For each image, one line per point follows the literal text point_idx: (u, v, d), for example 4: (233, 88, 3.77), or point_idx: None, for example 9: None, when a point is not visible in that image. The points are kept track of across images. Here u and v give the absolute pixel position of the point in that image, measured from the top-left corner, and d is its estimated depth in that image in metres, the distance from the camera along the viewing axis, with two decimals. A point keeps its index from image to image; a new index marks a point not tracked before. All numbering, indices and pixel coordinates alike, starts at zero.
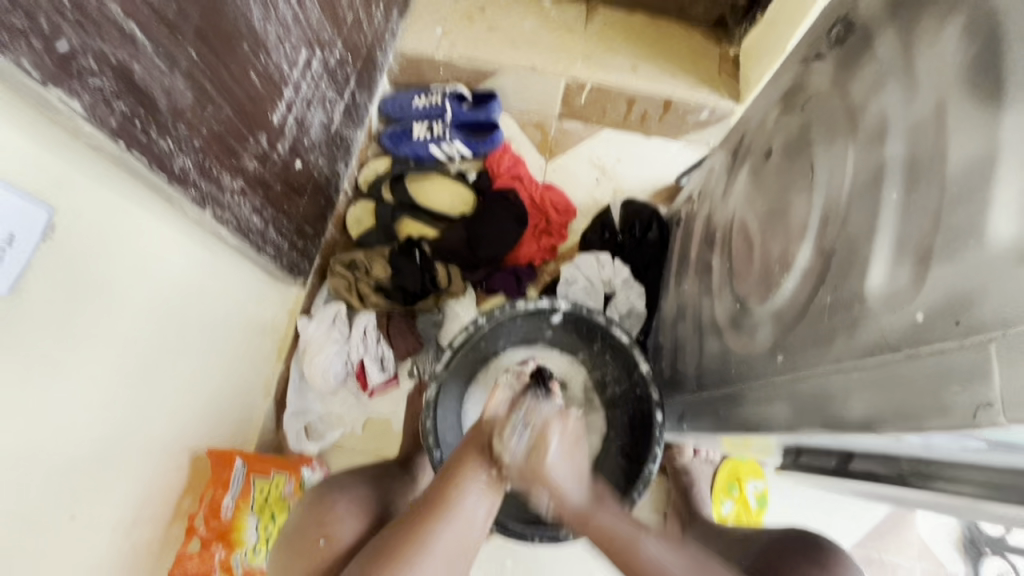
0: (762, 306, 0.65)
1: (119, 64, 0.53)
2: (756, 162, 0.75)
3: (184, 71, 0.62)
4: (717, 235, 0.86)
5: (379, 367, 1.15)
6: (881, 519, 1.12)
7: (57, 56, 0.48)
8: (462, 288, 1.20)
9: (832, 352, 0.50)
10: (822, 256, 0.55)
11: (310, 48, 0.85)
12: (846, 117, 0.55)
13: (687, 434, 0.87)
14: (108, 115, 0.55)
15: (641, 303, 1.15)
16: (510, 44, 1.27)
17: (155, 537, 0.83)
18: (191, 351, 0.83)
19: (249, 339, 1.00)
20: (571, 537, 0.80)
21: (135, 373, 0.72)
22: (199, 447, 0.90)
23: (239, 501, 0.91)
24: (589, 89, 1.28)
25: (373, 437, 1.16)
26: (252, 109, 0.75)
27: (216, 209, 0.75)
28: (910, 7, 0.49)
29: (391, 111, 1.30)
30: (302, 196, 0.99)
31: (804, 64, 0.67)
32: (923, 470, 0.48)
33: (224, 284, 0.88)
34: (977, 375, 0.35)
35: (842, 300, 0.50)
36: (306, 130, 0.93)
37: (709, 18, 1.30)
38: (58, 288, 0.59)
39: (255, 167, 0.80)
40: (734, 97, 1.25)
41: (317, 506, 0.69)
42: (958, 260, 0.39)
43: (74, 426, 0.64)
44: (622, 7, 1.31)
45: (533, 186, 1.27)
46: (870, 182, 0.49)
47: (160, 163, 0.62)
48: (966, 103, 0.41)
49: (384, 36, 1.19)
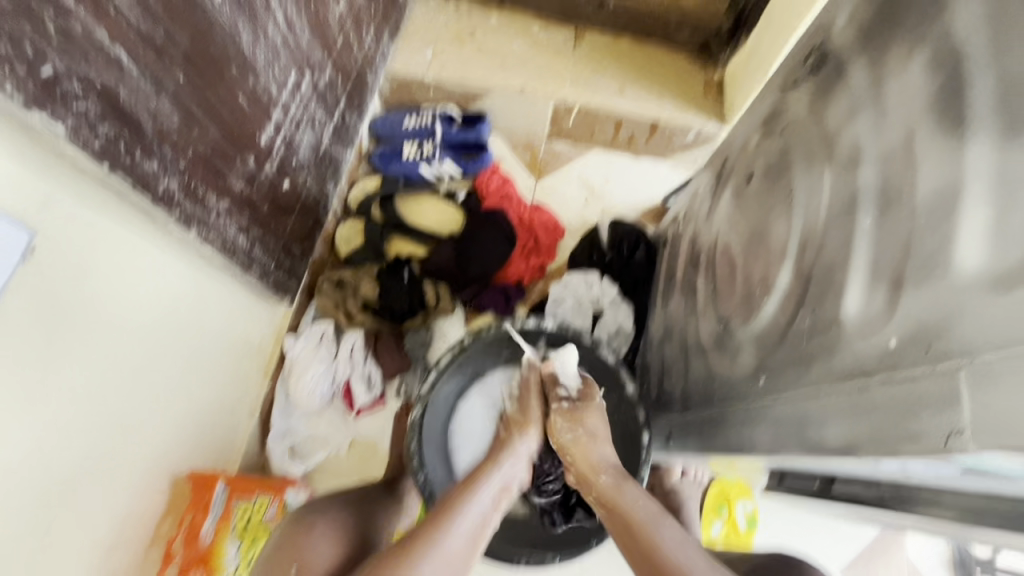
0: (744, 328, 0.66)
1: (104, 88, 0.54)
2: (739, 184, 0.77)
3: (170, 94, 0.62)
4: (702, 255, 0.87)
5: (365, 386, 1.13)
6: (870, 540, 1.12)
7: (41, 81, 0.48)
8: (452, 305, 1.20)
9: (811, 376, 0.50)
10: (801, 279, 0.56)
11: (299, 71, 0.87)
12: (822, 144, 0.57)
13: (672, 454, 0.87)
14: (92, 138, 0.55)
15: (629, 322, 1.15)
16: (501, 67, 1.32)
17: (132, 563, 0.81)
18: (173, 372, 0.82)
19: (234, 358, 0.99)
20: (555, 560, 0.83)
21: (114, 395, 0.71)
22: (180, 469, 0.88)
23: (219, 525, 0.90)
24: (577, 111, 1.32)
25: (360, 458, 1.14)
26: (240, 131, 0.76)
27: (201, 229, 0.75)
28: (878, 40, 0.51)
29: (382, 131, 1.31)
30: (290, 216, 1.00)
31: (783, 91, 0.68)
32: (902, 494, 0.48)
33: (209, 303, 0.87)
34: (946, 402, 0.35)
35: (819, 324, 0.51)
36: (295, 150, 0.94)
37: (694, 42, 1.33)
38: (37, 310, 0.58)
39: (242, 188, 0.81)
40: (718, 120, 1.30)
41: (294, 532, 0.68)
42: (928, 288, 0.40)
43: (49, 450, 0.63)
44: (610, 31, 1.34)
45: (522, 206, 1.28)
46: (844, 208, 0.50)
47: (144, 185, 0.62)
48: (932, 133, 0.42)
49: (375, 57, 1.21)
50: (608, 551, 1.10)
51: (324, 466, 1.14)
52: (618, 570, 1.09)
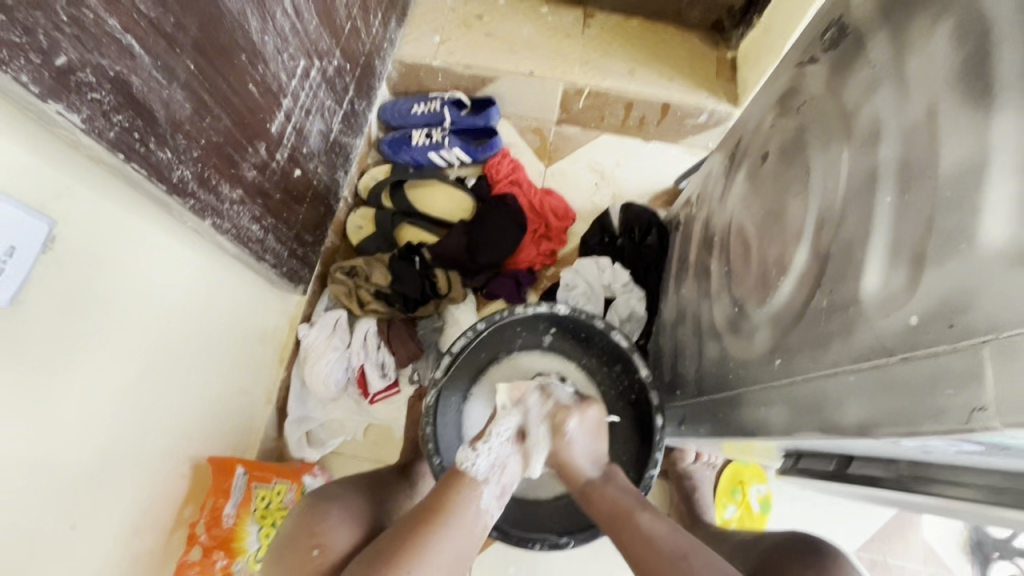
0: (759, 310, 0.65)
1: (117, 77, 0.54)
2: (753, 165, 0.75)
3: (182, 82, 0.62)
4: (715, 238, 0.86)
5: (379, 373, 1.14)
6: (886, 523, 1.12)
7: (56, 70, 0.48)
8: (463, 292, 1.20)
9: (828, 356, 0.50)
10: (817, 259, 0.55)
11: (308, 58, 0.86)
12: (840, 120, 0.55)
13: (686, 438, 0.87)
14: (107, 128, 0.55)
15: (641, 306, 1.15)
16: (508, 50, 1.28)
17: (158, 546, 0.83)
18: (191, 360, 0.84)
19: (251, 346, 1.00)
20: (571, 544, 0.80)
21: (136, 382, 0.73)
22: (201, 455, 0.90)
23: (240, 510, 0.90)
24: (587, 94, 1.28)
25: (375, 443, 1.16)
26: (251, 119, 0.76)
27: (216, 218, 0.75)
28: (900, 11, 0.49)
29: (391, 118, 1.31)
30: (302, 205, 1.00)
31: (799, 68, 0.67)
32: (922, 474, 0.48)
33: (225, 290, 0.88)
34: (971, 379, 0.35)
35: (838, 303, 0.50)
36: (305, 138, 0.94)
37: (706, 22, 1.31)
38: (58, 300, 0.59)
39: (254, 177, 0.81)
40: (733, 101, 1.25)
41: (309, 516, 0.68)
42: (950, 264, 0.39)
43: (74, 436, 0.65)
44: (619, 12, 1.32)
45: (532, 192, 1.28)
46: (864, 185, 0.50)
47: (159, 174, 0.63)
48: (956, 105, 0.41)
49: (383, 43, 1.20)
50: None
51: (339, 451, 1.16)
52: None
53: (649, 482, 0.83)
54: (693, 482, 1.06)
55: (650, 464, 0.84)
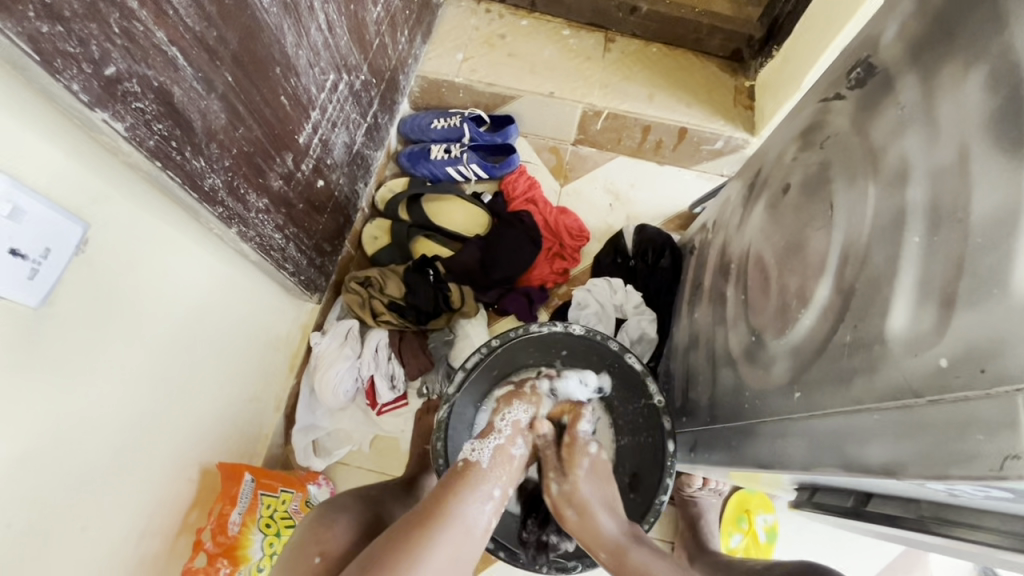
0: (778, 341, 0.65)
1: (161, 87, 0.55)
2: (774, 196, 0.76)
3: (220, 94, 0.64)
4: (731, 266, 0.86)
5: (389, 384, 1.14)
6: (892, 560, 1.10)
7: (104, 80, 0.50)
8: (475, 308, 1.19)
9: (851, 392, 0.50)
10: (840, 294, 0.55)
11: (337, 73, 0.88)
12: (866, 158, 0.56)
13: (697, 464, 0.86)
14: (148, 136, 0.56)
15: (653, 329, 1.15)
16: (530, 70, 1.30)
17: (162, 551, 0.82)
18: (207, 364, 0.84)
19: (263, 352, 1.00)
20: (578, 568, 0.79)
21: (154, 386, 0.73)
22: (209, 461, 0.90)
23: (246, 517, 0.90)
24: (606, 116, 1.30)
25: (380, 454, 1.16)
26: (280, 130, 0.77)
27: (241, 226, 0.76)
28: (930, 56, 0.50)
29: (411, 132, 1.33)
30: (322, 214, 1.01)
31: (823, 103, 0.68)
32: (943, 516, 0.48)
33: (243, 297, 0.89)
34: (1003, 426, 0.35)
35: (862, 340, 0.50)
36: (330, 150, 0.95)
37: (725, 51, 1.33)
38: (85, 302, 0.60)
39: (280, 186, 0.82)
40: (749, 129, 1.26)
41: (316, 525, 0.68)
42: (983, 309, 0.39)
43: (91, 438, 0.65)
44: (640, 38, 1.34)
45: (548, 210, 1.29)
46: (891, 224, 0.50)
47: (192, 182, 0.64)
48: (989, 152, 0.41)
49: (407, 59, 1.22)
50: None
51: (345, 461, 1.15)
52: None
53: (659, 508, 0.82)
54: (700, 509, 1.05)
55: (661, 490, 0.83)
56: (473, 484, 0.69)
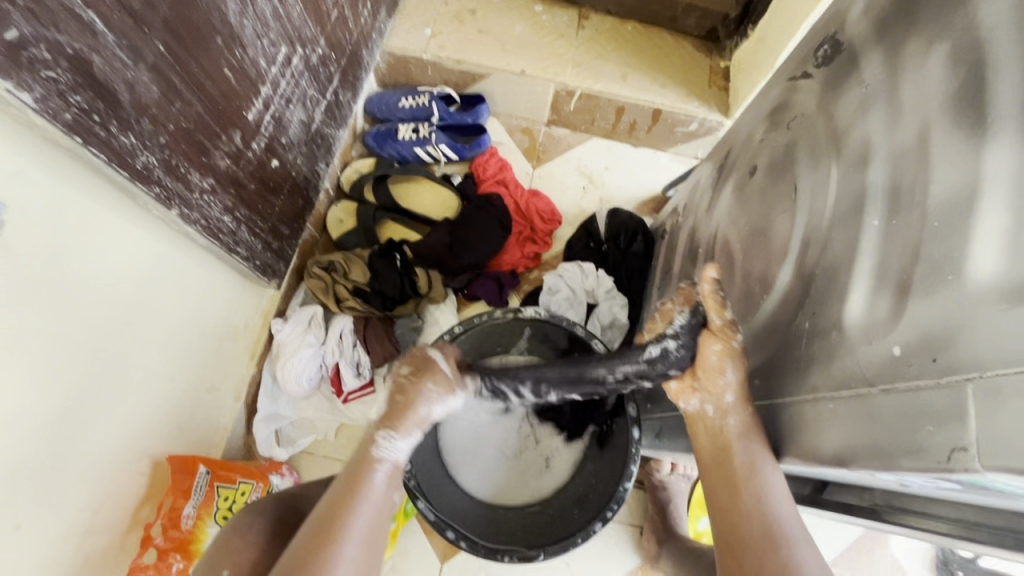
0: (741, 327, 0.64)
1: (76, 55, 0.51)
2: (741, 179, 0.74)
3: (149, 64, 0.59)
4: (700, 250, 0.85)
5: (355, 372, 1.10)
6: (854, 537, 1.12)
7: (5, 45, 0.45)
8: (443, 293, 1.16)
9: (809, 381, 0.49)
10: (802, 279, 0.54)
11: (290, 45, 0.83)
12: (830, 139, 0.54)
13: (664, 451, 0.85)
14: (62, 109, 0.52)
15: (624, 314, 1.13)
16: (501, 47, 1.26)
17: (110, 547, 0.79)
18: (153, 353, 0.80)
19: (218, 341, 0.96)
20: (542, 556, 0.75)
21: (89, 377, 0.69)
22: (160, 453, 0.86)
23: (201, 510, 0.87)
24: (578, 96, 1.26)
25: (346, 444, 1.13)
26: (225, 105, 0.73)
27: (184, 208, 0.71)
28: (896, 31, 0.48)
29: (377, 111, 1.28)
30: (279, 196, 0.96)
31: (791, 83, 0.66)
32: (896, 503, 0.47)
33: (191, 282, 0.84)
34: (952, 417, 0.34)
35: (820, 327, 0.49)
36: (284, 128, 0.90)
37: (700, 30, 1.30)
38: (5, 288, 0.56)
39: (227, 166, 0.77)
40: (723, 110, 1.24)
41: (232, 534, 0.64)
42: (937, 296, 0.38)
43: (21, 435, 0.61)
44: (614, 15, 1.31)
45: (518, 192, 1.26)
46: (852, 208, 0.48)
47: (120, 160, 0.59)
48: (949, 131, 0.40)
49: (371, 34, 1.17)
50: (595, 544, 1.08)
51: (311, 451, 1.13)
52: (603, 563, 1.08)
53: (623, 496, 0.77)
54: (669, 494, 1.04)
55: (624, 476, 0.78)
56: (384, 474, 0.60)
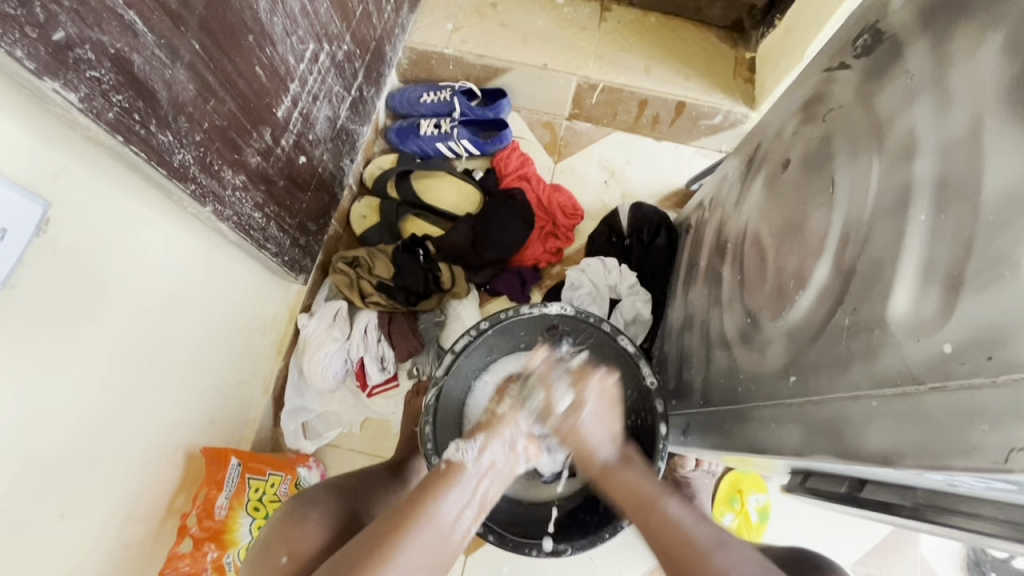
0: (774, 323, 0.63)
1: (118, 55, 0.52)
2: (772, 172, 0.73)
3: (186, 63, 0.60)
4: (728, 244, 0.84)
5: (379, 366, 1.12)
6: (883, 537, 1.10)
7: (53, 46, 0.46)
8: (466, 288, 1.17)
9: (848, 378, 0.48)
10: (841, 275, 0.53)
11: (317, 42, 0.84)
12: (871, 131, 0.53)
13: (689, 447, 0.84)
14: (106, 108, 0.53)
15: (647, 309, 1.12)
16: (523, 41, 1.25)
17: (147, 535, 0.81)
18: (187, 347, 0.82)
19: (248, 336, 0.98)
20: (569, 551, 0.76)
21: (129, 370, 0.71)
22: (194, 445, 0.88)
23: (233, 501, 0.89)
24: (601, 90, 1.25)
25: (371, 437, 1.15)
26: (256, 103, 0.74)
27: (217, 205, 0.73)
28: (943, 20, 0.47)
29: (399, 106, 1.29)
30: (306, 192, 0.97)
31: (827, 73, 0.64)
32: (940, 504, 0.46)
33: (223, 278, 0.86)
34: (1009, 417, 0.34)
35: (861, 324, 0.48)
36: (312, 124, 0.91)
37: (726, 20, 1.27)
38: (52, 284, 0.57)
39: (258, 163, 0.78)
40: (749, 102, 1.22)
41: (287, 519, 0.65)
42: (992, 294, 0.37)
43: (64, 427, 0.63)
44: (637, 6, 1.29)
45: (540, 187, 1.25)
46: (896, 202, 0.47)
47: (159, 158, 0.60)
48: (1003, 123, 0.39)
49: (394, 29, 1.17)
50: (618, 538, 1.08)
51: (336, 444, 1.14)
52: (626, 559, 1.08)
53: None
54: (693, 490, 1.04)
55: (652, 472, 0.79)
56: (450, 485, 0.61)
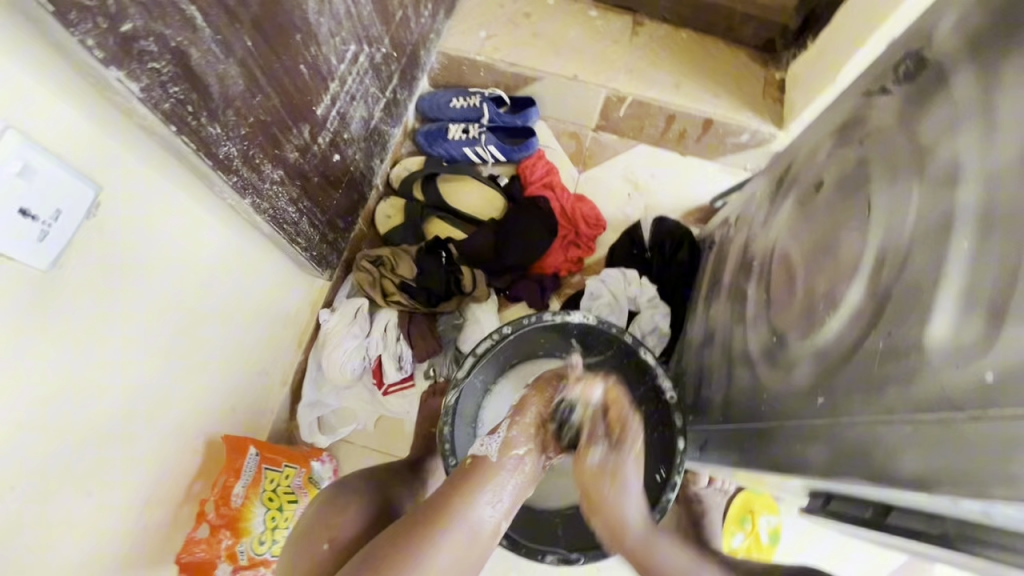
0: (802, 343, 0.63)
1: (177, 48, 0.53)
2: (804, 194, 0.73)
3: (238, 59, 0.61)
4: (754, 262, 0.84)
5: (396, 365, 1.12)
6: (895, 568, 1.09)
7: (120, 37, 0.48)
8: (487, 292, 1.17)
9: (882, 402, 0.48)
10: (875, 298, 0.53)
11: (358, 43, 0.85)
12: (911, 157, 0.53)
13: (705, 463, 0.85)
14: (163, 99, 0.54)
15: (666, 323, 1.12)
16: (554, 52, 1.26)
17: (166, 519, 0.82)
18: (217, 336, 0.84)
19: (273, 327, 1.00)
20: (582, 560, 0.76)
21: (161, 355, 0.73)
22: (216, 432, 0.90)
23: (249, 491, 0.90)
24: (630, 103, 1.26)
25: (384, 434, 1.15)
26: (298, 100, 0.75)
27: (256, 198, 0.74)
28: (991, 50, 0.47)
29: (428, 110, 1.30)
30: (337, 190, 0.99)
31: (866, 97, 0.64)
32: (970, 534, 0.45)
33: (255, 270, 0.88)
34: None
35: (897, 348, 0.48)
36: (347, 124, 0.93)
37: (757, 40, 1.28)
38: (97, 267, 0.59)
39: (295, 159, 0.80)
40: (777, 122, 1.22)
41: (330, 508, 0.66)
42: None
43: (97, 407, 0.65)
44: (669, 22, 1.30)
45: (564, 196, 1.26)
46: (936, 229, 0.48)
47: (206, 149, 0.62)
48: None
49: (429, 34, 1.19)
50: None
51: (350, 440, 1.15)
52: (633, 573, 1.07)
53: (665, 506, 0.79)
54: (704, 507, 1.03)
55: (667, 488, 0.80)
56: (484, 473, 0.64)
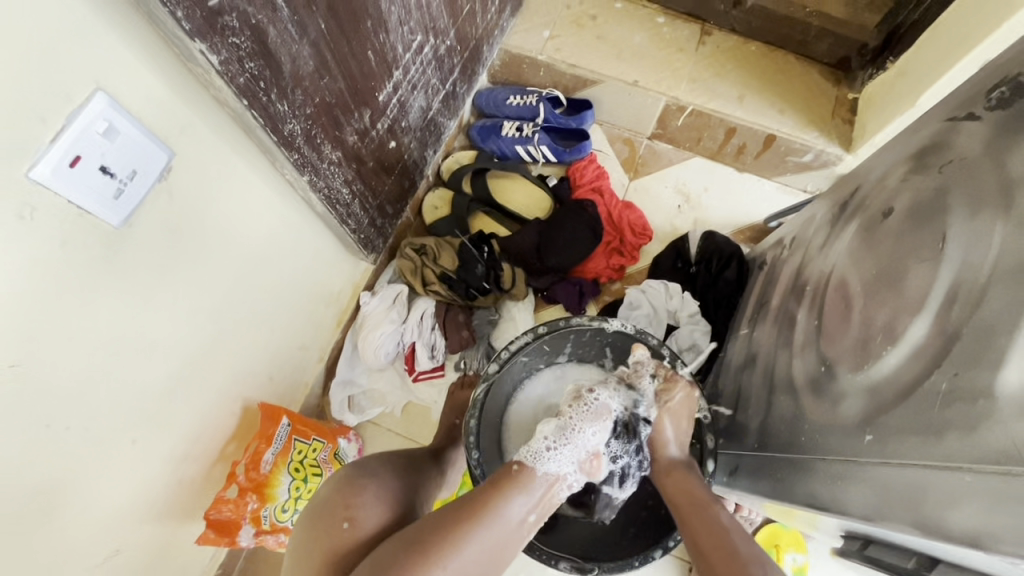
0: (852, 376, 0.60)
1: (257, 25, 0.55)
2: (869, 220, 0.69)
3: (311, 40, 0.63)
4: (807, 287, 0.80)
5: (429, 353, 1.14)
6: None
7: (207, 10, 0.50)
8: (524, 292, 1.18)
9: (940, 448, 0.46)
10: (941, 337, 0.49)
11: (424, 34, 0.87)
12: (996, 189, 0.50)
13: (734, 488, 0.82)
14: (239, 73, 0.57)
15: (705, 341, 1.09)
16: (616, 55, 1.25)
17: (199, 475, 0.86)
18: (264, 306, 0.87)
19: (315, 304, 1.02)
20: (596, 572, 0.74)
21: (213, 318, 0.76)
22: (252, 399, 0.93)
23: (278, 458, 0.92)
24: (689, 113, 1.23)
25: (409, 420, 1.17)
26: (362, 85, 0.77)
27: (313, 175, 0.76)
28: None
29: (485, 106, 1.31)
30: (390, 176, 1.01)
31: (950, 122, 0.60)
32: None
33: (304, 247, 0.91)
34: None
35: (962, 392, 0.45)
36: (406, 112, 0.95)
37: (832, 57, 1.22)
38: (164, 228, 0.62)
39: (354, 142, 0.82)
40: (844, 144, 1.17)
41: (347, 487, 0.67)
42: None
43: (151, 361, 0.68)
44: (739, 33, 1.26)
45: (613, 203, 1.25)
46: (1018, 268, 0.44)
47: (273, 125, 0.64)
48: None
49: (493, 31, 1.20)
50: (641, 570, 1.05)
51: (377, 422, 1.17)
52: None
53: None
54: None
55: None
56: (519, 486, 0.60)
